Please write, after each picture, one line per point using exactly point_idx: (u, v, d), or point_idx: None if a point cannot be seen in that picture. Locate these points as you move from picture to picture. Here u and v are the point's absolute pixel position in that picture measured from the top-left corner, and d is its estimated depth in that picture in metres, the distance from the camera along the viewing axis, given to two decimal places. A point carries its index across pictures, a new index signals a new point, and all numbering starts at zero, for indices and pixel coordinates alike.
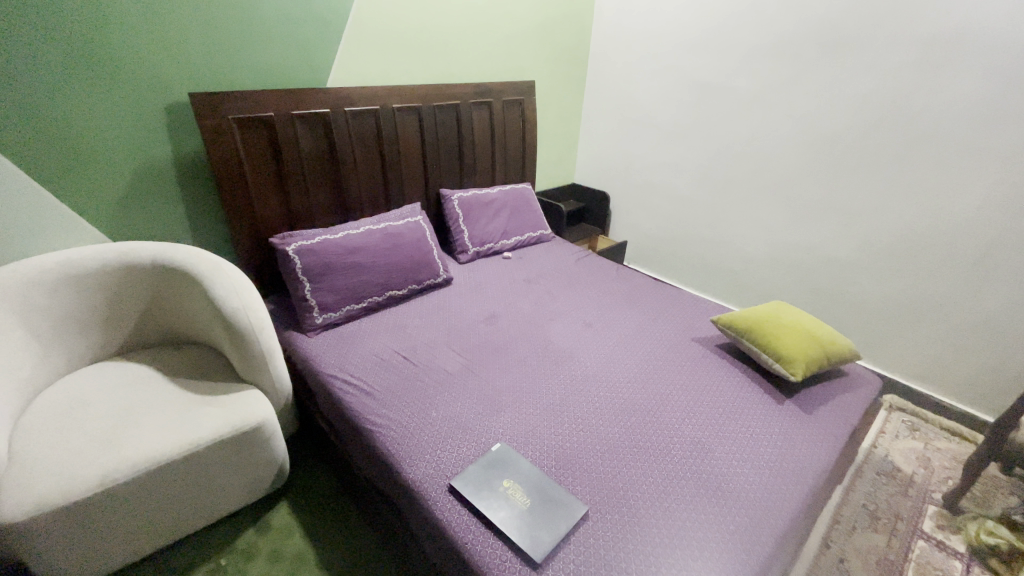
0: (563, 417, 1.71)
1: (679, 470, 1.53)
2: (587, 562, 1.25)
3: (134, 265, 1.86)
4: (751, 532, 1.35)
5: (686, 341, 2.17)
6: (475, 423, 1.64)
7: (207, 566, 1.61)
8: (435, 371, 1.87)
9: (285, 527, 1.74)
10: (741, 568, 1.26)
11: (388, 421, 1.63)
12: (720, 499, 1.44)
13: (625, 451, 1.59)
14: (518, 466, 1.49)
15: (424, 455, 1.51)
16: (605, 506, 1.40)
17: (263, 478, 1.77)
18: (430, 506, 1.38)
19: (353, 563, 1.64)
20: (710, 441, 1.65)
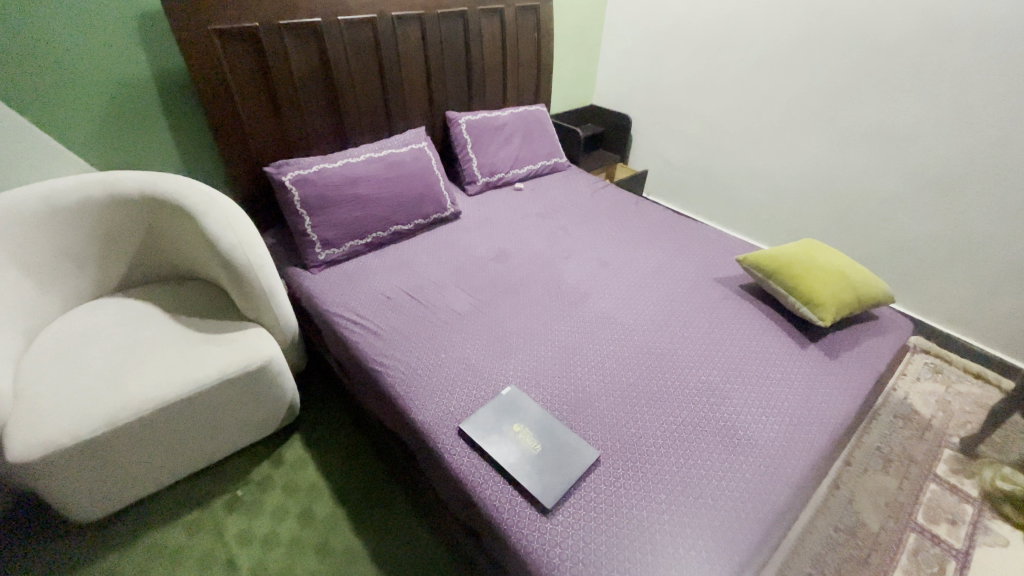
0: (576, 360, 1.65)
1: (695, 416, 1.49)
2: (598, 508, 1.23)
3: (121, 196, 1.74)
4: (767, 480, 1.32)
5: (707, 281, 2.06)
6: (485, 365, 1.59)
7: (225, 496, 1.65)
8: (443, 311, 1.80)
9: (299, 460, 1.77)
10: (755, 516, 1.24)
11: (396, 361, 1.58)
12: (735, 445, 1.40)
13: (639, 395, 1.54)
14: (529, 410, 1.45)
15: (433, 397, 1.47)
16: (618, 451, 1.37)
17: (275, 414, 1.78)
18: (439, 448, 1.35)
19: (367, 495, 1.67)
20: (729, 386, 1.59)
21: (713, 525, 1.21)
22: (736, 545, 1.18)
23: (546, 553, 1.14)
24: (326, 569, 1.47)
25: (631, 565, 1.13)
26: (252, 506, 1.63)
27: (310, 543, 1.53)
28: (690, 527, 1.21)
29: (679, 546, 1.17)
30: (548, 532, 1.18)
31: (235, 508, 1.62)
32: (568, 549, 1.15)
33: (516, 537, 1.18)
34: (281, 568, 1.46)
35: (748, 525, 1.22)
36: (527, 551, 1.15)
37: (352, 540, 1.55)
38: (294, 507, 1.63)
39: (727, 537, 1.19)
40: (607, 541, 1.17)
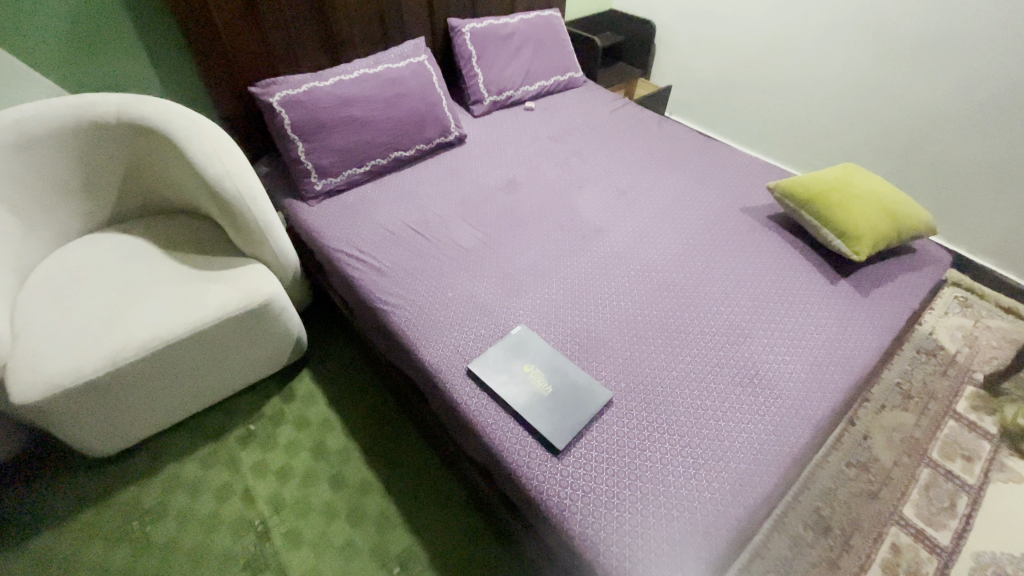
0: (589, 297, 1.56)
1: (714, 355, 1.42)
2: (610, 450, 1.21)
3: (95, 122, 1.60)
4: (787, 423, 1.27)
5: (733, 211, 1.91)
6: (494, 304, 1.51)
7: (239, 431, 1.68)
8: (448, 246, 1.69)
9: (310, 395, 1.77)
10: (772, 458, 1.21)
11: (401, 300, 1.51)
12: (755, 386, 1.35)
13: (655, 334, 1.47)
14: (540, 349, 1.39)
15: (440, 337, 1.41)
16: (632, 392, 1.32)
17: (281, 351, 1.75)
18: (447, 389, 1.31)
19: (378, 429, 1.68)
20: (751, 325, 1.50)
21: (728, 468, 1.18)
22: (751, 487, 1.15)
23: (556, 494, 1.13)
24: (340, 500, 1.51)
25: (643, 507, 1.11)
26: (265, 440, 1.65)
27: (324, 475, 1.56)
28: (704, 469, 1.18)
29: (692, 488, 1.15)
30: (558, 474, 1.16)
31: (249, 442, 1.65)
32: (579, 491, 1.13)
33: (526, 478, 1.16)
34: (297, 498, 1.51)
35: (765, 468, 1.19)
36: (537, 491, 1.14)
37: (365, 472, 1.57)
38: (306, 441, 1.64)
39: (742, 479, 1.16)
40: (619, 483, 1.15)
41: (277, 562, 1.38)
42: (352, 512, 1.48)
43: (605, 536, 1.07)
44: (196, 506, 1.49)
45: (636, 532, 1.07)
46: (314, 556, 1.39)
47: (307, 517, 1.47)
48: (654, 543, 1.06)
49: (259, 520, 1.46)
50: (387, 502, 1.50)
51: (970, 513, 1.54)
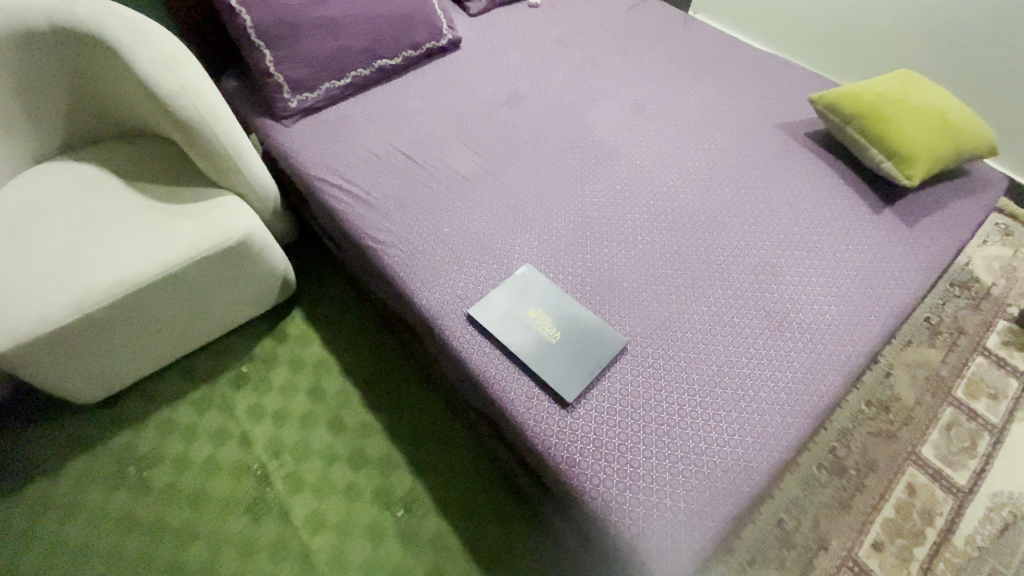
0: (601, 232, 1.39)
1: (740, 296, 1.28)
2: (624, 401, 1.11)
3: (27, 30, 1.33)
4: (818, 371, 1.17)
5: (766, 128, 1.67)
6: (495, 241, 1.35)
7: (231, 373, 1.60)
8: (443, 173, 1.50)
9: (303, 335, 1.66)
10: (799, 410, 1.12)
11: (391, 236, 1.35)
12: (785, 331, 1.23)
13: (676, 272, 1.32)
14: (547, 291, 1.25)
15: (437, 278, 1.27)
16: (649, 338, 1.21)
17: (268, 291, 1.62)
18: (445, 337, 1.20)
19: (376, 371, 1.59)
20: (782, 261, 1.35)
21: (751, 421, 1.10)
22: (774, 441, 1.08)
23: (564, 450, 1.05)
24: (340, 443, 1.45)
25: (658, 463, 1.04)
26: (259, 383, 1.57)
27: (323, 418, 1.50)
28: (725, 423, 1.09)
29: (711, 443, 1.07)
30: (567, 428, 1.07)
31: (242, 384, 1.57)
32: (590, 447, 1.05)
33: (532, 432, 1.07)
34: (296, 442, 1.46)
35: (790, 421, 1.10)
36: (544, 447, 1.06)
37: (365, 415, 1.50)
38: (302, 383, 1.56)
39: (766, 434, 1.08)
40: (632, 438, 1.06)
41: (279, 506, 1.35)
42: (354, 455, 1.43)
43: (616, 494, 1.00)
44: (192, 451, 1.45)
45: (649, 490, 1.01)
46: (316, 499, 1.36)
47: (307, 461, 1.42)
48: (668, 501, 1.00)
49: (258, 465, 1.42)
50: (389, 444, 1.45)
51: (990, 453, 1.49)
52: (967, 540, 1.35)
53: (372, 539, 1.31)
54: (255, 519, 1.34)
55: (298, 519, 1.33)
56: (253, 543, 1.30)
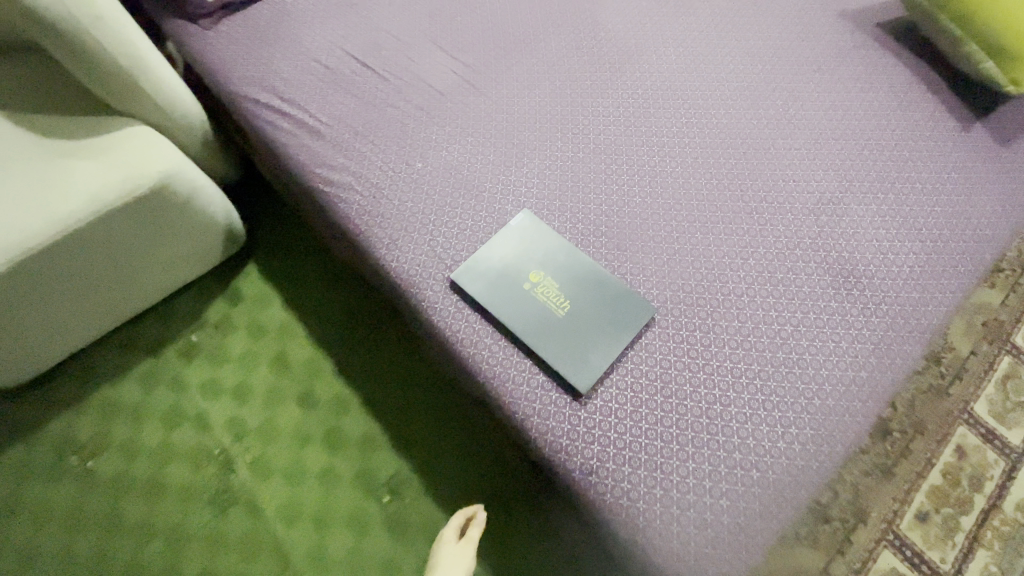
0: (619, 164, 1.09)
1: (795, 246, 1.02)
2: (653, 388, 0.88)
3: None
4: (889, 341, 0.95)
5: (827, 16, 1.30)
6: (484, 182, 1.05)
7: (179, 342, 1.35)
8: (414, 89, 1.15)
9: (261, 294, 1.39)
10: (866, 391, 0.91)
11: (351, 178, 1.04)
12: (850, 291, 0.98)
13: (714, 216, 1.04)
14: (551, 246, 0.98)
15: (411, 232, 0.99)
16: (681, 305, 0.96)
17: (210, 246, 1.33)
18: (423, 310, 0.94)
19: (350, 336, 1.34)
20: (848, 198, 1.07)
21: (810, 409, 0.89)
22: (836, 432, 0.88)
23: (579, 456, 0.84)
24: (313, 421, 1.25)
25: (696, 468, 0.84)
26: (213, 353, 1.34)
27: (290, 393, 1.28)
28: (778, 413, 0.88)
29: (760, 438, 0.86)
30: (583, 426, 0.85)
31: (194, 356, 1.34)
32: (611, 451, 0.84)
33: (538, 433, 0.85)
34: (260, 423, 1.25)
35: (854, 408, 0.90)
36: (554, 452, 0.84)
37: (339, 387, 1.28)
38: (264, 352, 1.33)
39: (827, 424, 0.88)
40: (664, 436, 0.85)
41: (247, 496, 1.18)
42: (330, 435, 1.23)
43: (645, 509, 0.81)
44: (142, 435, 1.26)
45: (686, 502, 0.81)
46: (289, 487, 1.19)
47: (276, 443, 1.23)
48: (708, 514, 0.81)
49: (220, 450, 1.23)
50: (369, 421, 1.25)
51: None
52: (1018, 506, 1.22)
53: (356, 529, 1.15)
54: (219, 513, 1.17)
55: (269, 510, 1.17)
56: (220, 539, 1.15)
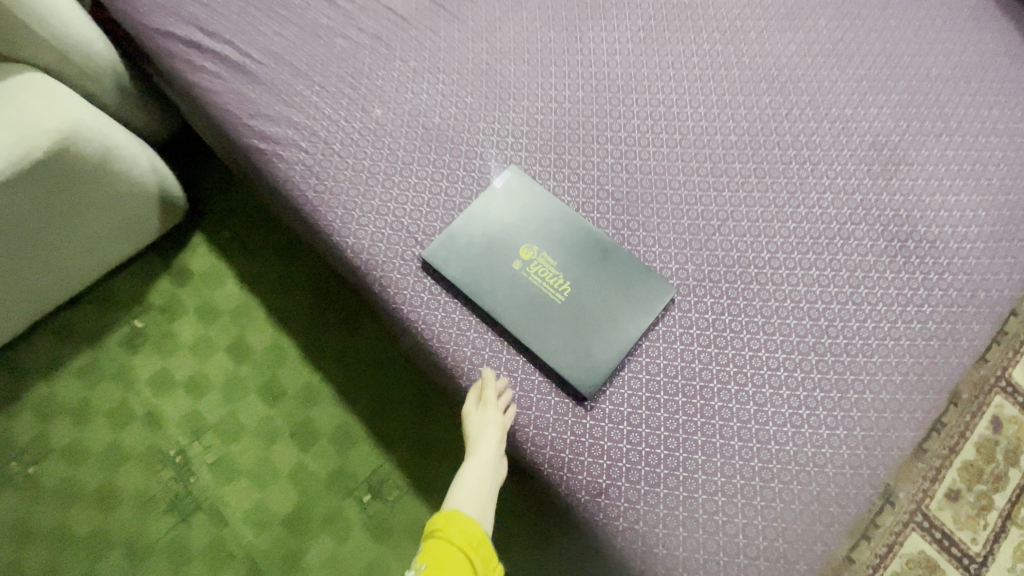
0: (627, 108, 0.88)
1: (844, 204, 0.83)
2: (673, 387, 0.72)
3: None
4: (956, 318, 0.78)
5: None
6: (461, 134, 0.85)
7: (121, 330, 1.18)
8: (369, 14, 0.92)
9: (211, 272, 1.21)
10: (928, 381, 0.74)
11: (293, 132, 0.84)
12: (909, 258, 0.80)
13: (745, 169, 0.85)
14: (546, 213, 0.80)
15: (372, 200, 0.80)
16: (706, 282, 0.78)
17: (142, 216, 1.11)
18: (392, 299, 0.76)
19: (316, 317, 1.17)
20: (908, 142, 0.87)
21: (862, 405, 0.73)
22: (894, 432, 0.72)
23: (584, 473, 0.68)
24: (279, 415, 1.11)
25: (727, 482, 0.68)
26: (161, 341, 1.17)
27: (252, 384, 1.13)
28: (826, 411, 0.72)
29: (803, 443, 0.70)
30: (588, 436, 0.69)
31: (139, 345, 1.17)
32: (623, 466, 0.68)
33: (533, 445, 0.69)
34: (221, 418, 1.11)
35: (918, 400, 0.73)
36: (552, 468, 0.68)
37: (307, 375, 1.13)
38: (218, 338, 1.16)
39: (884, 423, 0.72)
40: (688, 445, 0.69)
41: (210, 501, 1.05)
42: (299, 430, 1.10)
43: (666, 535, 0.65)
44: (88, 437, 1.11)
45: (714, 525, 0.66)
46: (257, 490, 1.06)
47: (239, 441, 1.09)
48: (741, 539, 0.66)
49: (176, 451, 1.09)
50: (343, 413, 1.11)
51: None
52: None
53: (334, 533, 1.03)
54: (180, 520, 1.04)
55: (235, 515, 1.04)
56: (182, 549, 1.02)
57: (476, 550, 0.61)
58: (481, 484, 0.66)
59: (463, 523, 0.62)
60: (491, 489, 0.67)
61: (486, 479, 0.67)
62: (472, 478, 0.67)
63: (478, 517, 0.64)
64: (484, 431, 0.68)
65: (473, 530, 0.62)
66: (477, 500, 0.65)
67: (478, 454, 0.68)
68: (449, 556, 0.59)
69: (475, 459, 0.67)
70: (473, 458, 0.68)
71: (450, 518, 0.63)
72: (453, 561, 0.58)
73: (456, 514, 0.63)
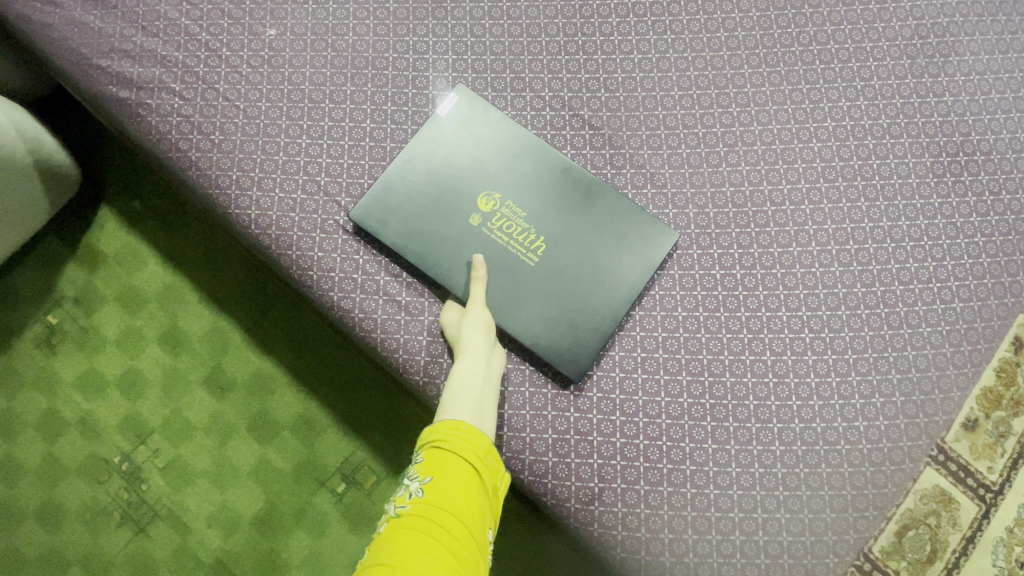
0: (600, 3, 0.68)
1: (880, 113, 0.66)
2: (675, 364, 0.59)
3: None
4: (1019, 247, 0.63)
5: None
6: (385, 56, 0.65)
7: (33, 329, 1.01)
8: None
9: (126, 252, 1.02)
10: (984, 328, 0.61)
11: (161, 71, 0.64)
12: (961, 175, 0.64)
13: (755, 74, 0.66)
14: (508, 147, 0.62)
15: (279, 158, 0.63)
16: (710, 229, 0.63)
17: (18, 198, 0.88)
18: (319, 282, 0.61)
19: (258, 295, 1.01)
20: (961, 21, 0.68)
21: (902, 364, 0.60)
22: (940, 394, 0.59)
23: (573, 478, 0.57)
24: (230, 410, 0.98)
25: (742, 472, 0.57)
26: (82, 338, 1.01)
27: (195, 377, 0.99)
28: (859, 375, 0.60)
29: (832, 417, 0.58)
30: (573, 433, 0.57)
31: (58, 344, 1.01)
32: (618, 464, 0.57)
33: (510, 450, 0.57)
34: (165, 419, 0.98)
35: (970, 352, 0.60)
36: (534, 476, 0.57)
37: (256, 362, 0.99)
38: (148, 329, 1.00)
39: (927, 384, 0.60)
40: (694, 433, 0.57)
41: (169, 508, 0.95)
42: (255, 424, 0.98)
43: (672, 540, 0.55)
44: (18, 451, 0.98)
45: (728, 523, 0.56)
46: (217, 492, 0.96)
47: (191, 441, 0.97)
48: (760, 537, 0.56)
49: (122, 458, 0.97)
50: (302, 400, 0.98)
51: None
52: None
53: (309, 529, 0.95)
54: (139, 531, 0.95)
55: (199, 520, 0.95)
56: (146, 560, 0.94)
57: (483, 460, 0.50)
58: (477, 386, 0.54)
59: (465, 432, 0.50)
60: (491, 392, 0.55)
61: (483, 383, 0.55)
62: (466, 382, 0.54)
63: (481, 423, 0.53)
64: (472, 334, 0.56)
65: (477, 437, 0.51)
66: (475, 405, 0.53)
67: (469, 356, 0.55)
68: (452, 467, 0.48)
69: (465, 362, 0.54)
70: (465, 363, 0.55)
71: (448, 426, 0.51)
72: (457, 472, 0.48)
73: (454, 423, 0.51)
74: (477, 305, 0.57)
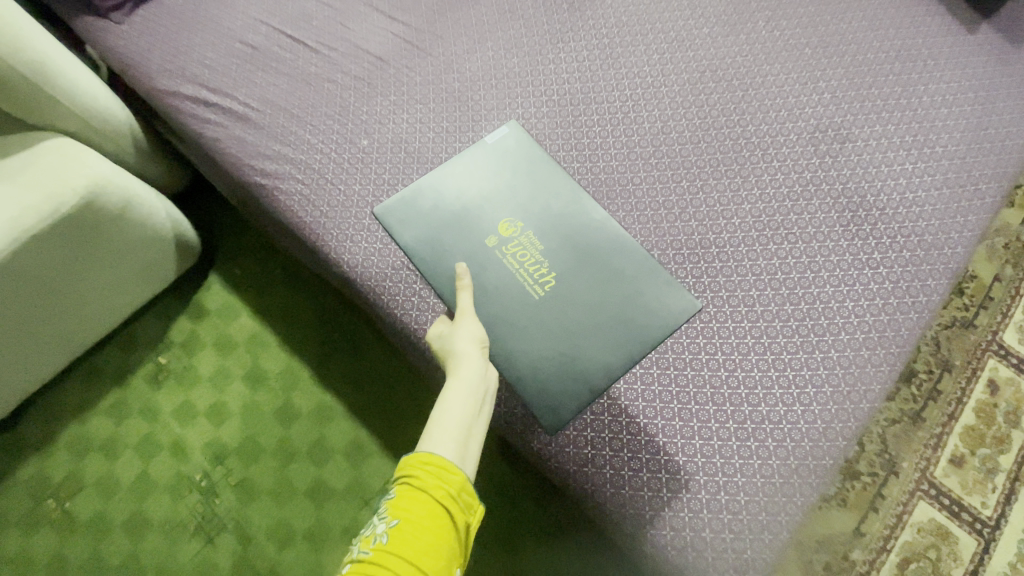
0: (587, 117, 0.97)
1: (795, 183, 0.91)
2: (648, 360, 0.82)
3: None
4: (915, 276, 0.85)
5: None
6: (439, 155, 0.95)
7: (145, 368, 1.25)
8: (350, 59, 1.02)
9: (224, 307, 1.29)
10: (894, 336, 0.82)
11: (289, 167, 0.94)
12: (863, 225, 0.88)
13: (700, 160, 0.93)
14: (531, 182, 0.87)
15: (364, 221, 0.90)
16: (671, 264, 0.87)
17: (156, 259, 1.17)
18: (390, 305, 0.86)
19: (325, 339, 1.25)
20: (852, 119, 0.95)
21: (828, 362, 0.81)
22: (862, 385, 0.80)
23: (572, 445, 0.78)
24: (295, 435, 1.17)
25: (705, 444, 0.77)
26: (182, 374, 1.24)
27: (267, 409, 1.19)
28: (790, 368, 0.81)
29: (775, 402, 0.79)
30: None
31: (162, 379, 1.24)
32: (606, 436, 0.78)
33: (523, 426, 0.80)
34: (240, 442, 1.17)
35: (882, 352, 0.81)
36: (542, 444, 0.79)
37: (319, 395, 1.20)
38: (235, 367, 1.24)
39: (852, 378, 0.80)
40: (665, 413, 0.79)
41: (235, 521, 1.11)
42: (313, 447, 1.15)
43: (652, 499, 0.75)
44: (117, 470, 1.17)
45: (695, 485, 0.75)
46: (276, 507, 1.11)
47: (259, 462, 1.15)
48: (723, 497, 0.75)
49: (201, 475, 1.15)
50: (353, 428, 1.16)
51: None
52: None
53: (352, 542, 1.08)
54: (207, 542, 1.09)
55: (258, 533, 1.09)
56: (211, 568, 1.08)
57: (452, 501, 0.57)
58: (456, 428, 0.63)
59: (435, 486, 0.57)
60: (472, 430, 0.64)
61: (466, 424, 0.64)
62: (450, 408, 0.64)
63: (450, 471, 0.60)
64: (459, 342, 0.72)
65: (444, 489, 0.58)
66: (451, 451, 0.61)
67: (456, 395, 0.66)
68: (418, 518, 0.55)
69: (458, 384, 0.67)
70: (454, 375, 0.68)
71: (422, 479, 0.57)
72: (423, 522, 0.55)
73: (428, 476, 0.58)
74: (467, 326, 0.72)
